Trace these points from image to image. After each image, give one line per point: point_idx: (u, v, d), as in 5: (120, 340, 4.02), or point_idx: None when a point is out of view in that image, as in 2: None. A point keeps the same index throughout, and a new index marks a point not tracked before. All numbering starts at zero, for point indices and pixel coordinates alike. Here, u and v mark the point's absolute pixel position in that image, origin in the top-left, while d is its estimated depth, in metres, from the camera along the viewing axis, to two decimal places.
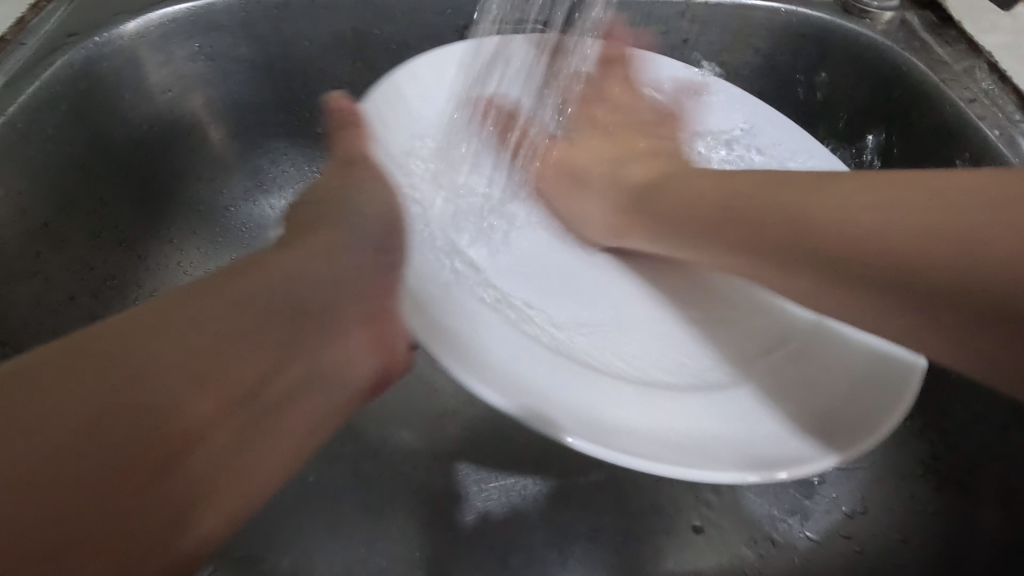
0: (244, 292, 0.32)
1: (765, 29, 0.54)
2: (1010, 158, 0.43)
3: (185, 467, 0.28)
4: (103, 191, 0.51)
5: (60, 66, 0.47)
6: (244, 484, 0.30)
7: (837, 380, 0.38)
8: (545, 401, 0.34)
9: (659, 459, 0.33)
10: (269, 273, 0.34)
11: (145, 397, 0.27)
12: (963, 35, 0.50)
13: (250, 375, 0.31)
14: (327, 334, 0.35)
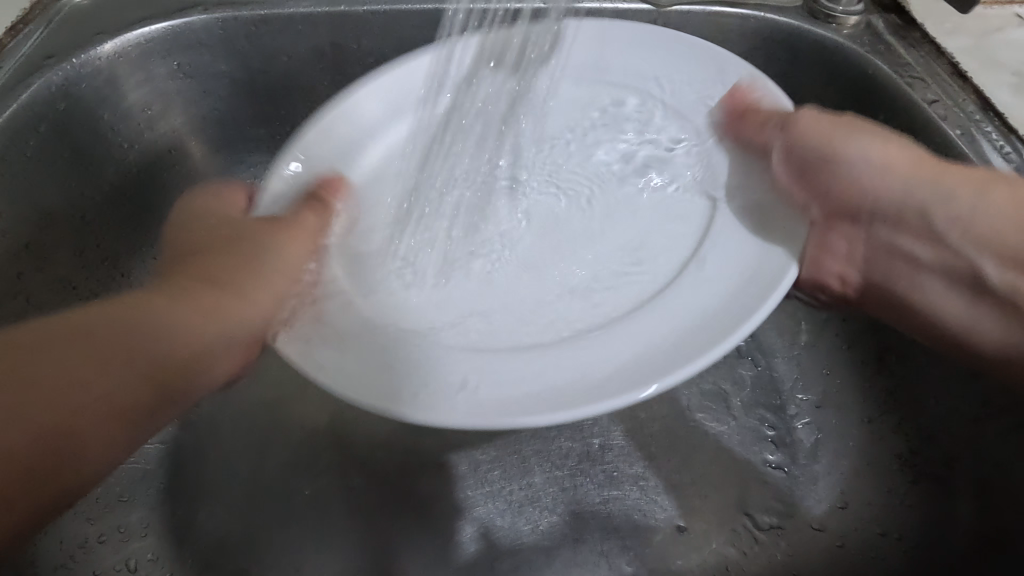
0: (163, 302, 0.35)
1: (736, 35, 0.55)
2: (972, 156, 0.44)
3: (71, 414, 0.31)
4: (86, 209, 0.52)
5: (39, 87, 0.47)
6: (101, 454, 0.32)
7: (754, 267, 0.37)
8: (478, 407, 0.33)
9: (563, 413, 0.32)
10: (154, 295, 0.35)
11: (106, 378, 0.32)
12: (926, 37, 0.51)
13: (120, 366, 0.32)
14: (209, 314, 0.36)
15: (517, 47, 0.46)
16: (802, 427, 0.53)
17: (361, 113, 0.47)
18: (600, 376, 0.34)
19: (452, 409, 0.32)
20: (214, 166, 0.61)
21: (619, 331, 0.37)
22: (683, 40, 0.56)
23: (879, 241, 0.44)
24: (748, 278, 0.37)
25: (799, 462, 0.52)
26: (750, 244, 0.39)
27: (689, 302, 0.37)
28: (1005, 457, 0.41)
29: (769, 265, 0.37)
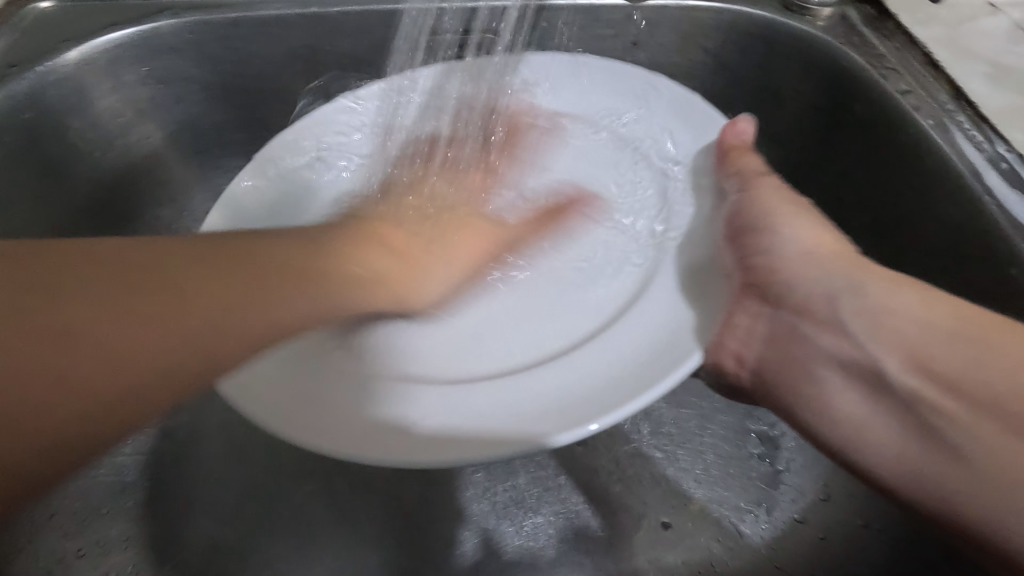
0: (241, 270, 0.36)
1: (712, 29, 0.55)
2: (945, 147, 0.45)
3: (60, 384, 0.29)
4: (57, 218, 0.51)
5: (4, 96, 0.47)
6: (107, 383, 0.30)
7: (660, 349, 0.37)
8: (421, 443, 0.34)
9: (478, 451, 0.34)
10: (328, 272, 0.40)
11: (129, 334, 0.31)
12: (900, 28, 0.52)
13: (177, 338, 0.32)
14: (342, 290, 0.40)
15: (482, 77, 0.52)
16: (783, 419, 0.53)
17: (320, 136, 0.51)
18: (528, 413, 0.36)
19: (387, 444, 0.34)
20: (189, 174, 0.60)
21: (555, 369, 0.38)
22: (660, 34, 0.56)
23: (784, 321, 0.44)
24: (657, 355, 0.37)
25: (783, 455, 0.52)
26: (653, 327, 0.39)
27: (609, 359, 0.38)
28: None
29: (669, 345, 0.37)
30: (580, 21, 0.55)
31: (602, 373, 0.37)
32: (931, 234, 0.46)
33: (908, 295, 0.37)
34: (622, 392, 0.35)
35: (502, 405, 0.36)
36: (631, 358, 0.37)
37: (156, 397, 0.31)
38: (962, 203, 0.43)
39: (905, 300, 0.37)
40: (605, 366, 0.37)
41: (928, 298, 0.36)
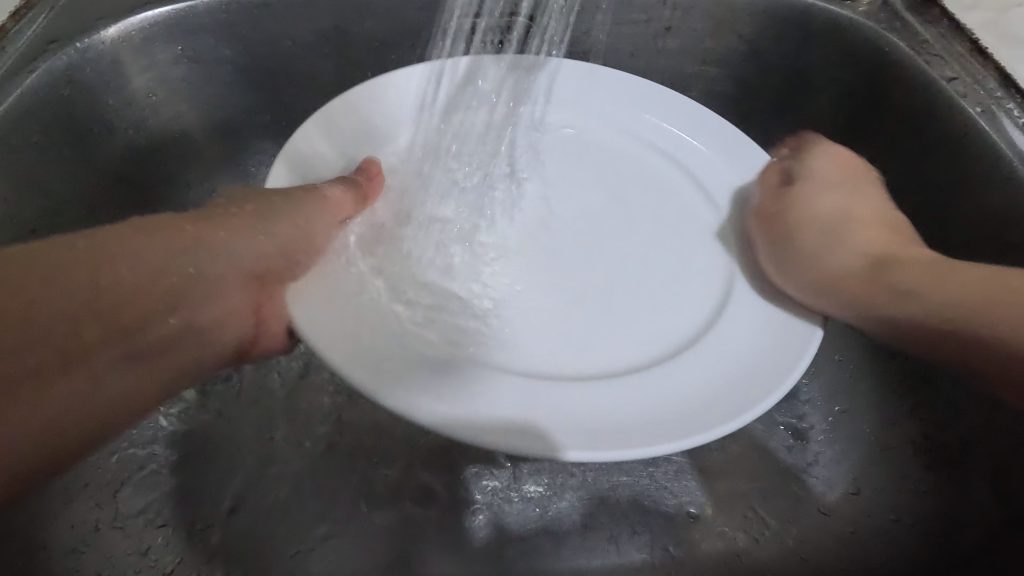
0: (126, 251, 0.37)
1: (748, 15, 0.53)
2: (993, 135, 0.44)
3: (83, 390, 0.35)
4: (90, 195, 0.52)
5: (44, 72, 0.47)
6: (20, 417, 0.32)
7: (758, 365, 0.38)
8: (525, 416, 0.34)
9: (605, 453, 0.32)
10: (183, 223, 0.40)
11: (51, 329, 0.34)
12: (945, 14, 0.50)
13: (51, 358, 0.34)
14: (253, 235, 0.40)
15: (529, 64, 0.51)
16: (810, 412, 0.53)
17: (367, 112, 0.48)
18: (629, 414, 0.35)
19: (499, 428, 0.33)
20: (218, 155, 0.61)
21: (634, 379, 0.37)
22: (695, 19, 0.54)
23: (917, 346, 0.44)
24: (745, 377, 0.37)
25: (812, 451, 0.51)
26: (743, 342, 0.39)
27: (695, 373, 0.38)
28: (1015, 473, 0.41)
29: (766, 364, 0.38)
30: (611, 5, 0.54)
31: (695, 403, 0.36)
32: (972, 224, 0.45)
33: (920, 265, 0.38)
34: (695, 417, 0.35)
35: (597, 413, 0.35)
36: (719, 373, 0.38)
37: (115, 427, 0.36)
38: (1010, 193, 0.43)
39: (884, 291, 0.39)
40: (681, 376, 0.38)
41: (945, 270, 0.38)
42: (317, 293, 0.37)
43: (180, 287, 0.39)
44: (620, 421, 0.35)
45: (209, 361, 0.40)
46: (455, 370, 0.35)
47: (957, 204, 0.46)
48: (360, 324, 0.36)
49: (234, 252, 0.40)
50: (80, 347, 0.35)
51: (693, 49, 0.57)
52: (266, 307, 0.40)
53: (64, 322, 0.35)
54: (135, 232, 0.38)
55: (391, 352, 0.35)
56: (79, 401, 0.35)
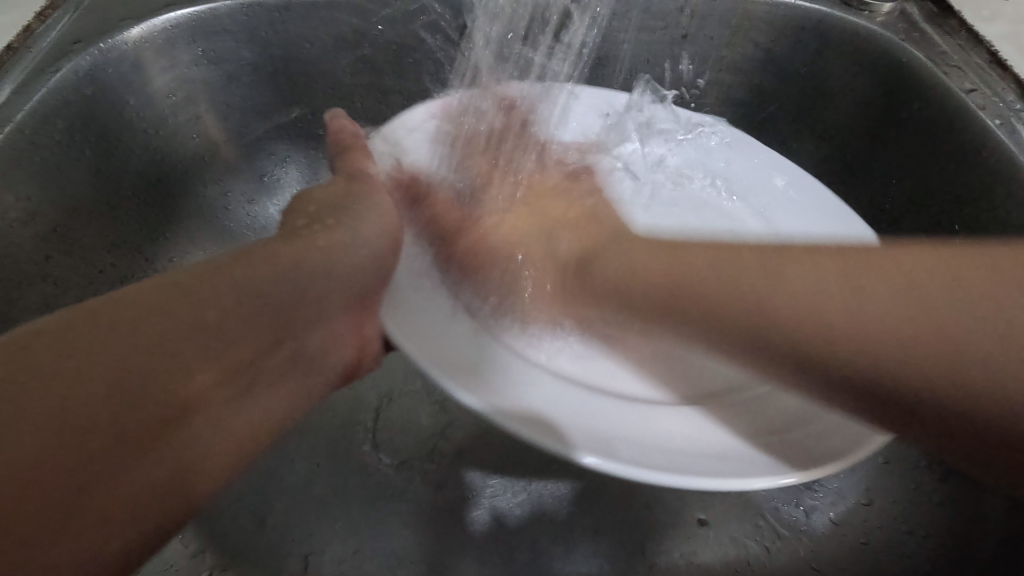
0: (248, 271, 0.33)
1: (764, 23, 0.54)
2: (1011, 146, 0.44)
3: (195, 437, 0.30)
4: (110, 194, 0.52)
5: (67, 72, 0.48)
6: (154, 463, 0.28)
7: (833, 437, 0.36)
8: (557, 415, 0.36)
9: (627, 467, 0.34)
10: (294, 245, 0.36)
11: (179, 378, 0.29)
12: (963, 25, 0.50)
13: (179, 400, 0.29)
14: (355, 253, 0.39)
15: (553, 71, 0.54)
16: None
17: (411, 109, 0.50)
18: (664, 440, 0.36)
19: (522, 411, 0.36)
20: (235, 156, 0.61)
21: (685, 416, 0.38)
22: (711, 28, 0.55)
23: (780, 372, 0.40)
24: (828, 445, 0.36)
25: None
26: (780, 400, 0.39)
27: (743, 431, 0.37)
28: None
29: (848, 436, 0.36)
30: (630, 12, 0.54)
31: (742, 436, 0.37)
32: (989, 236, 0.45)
33: (807, 301, 0.33)
34: (736, 464, 0.35)
35: (639, 429, 0.37)
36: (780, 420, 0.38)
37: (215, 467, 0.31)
38: None
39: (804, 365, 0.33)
40: (730, 424, 0.38)
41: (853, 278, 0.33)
42: (395, 308, 0.40)
43: (294, 317, 0.35)
44: (658, 442, 0.36)
45: (315, 387, 0.38)
46: (505, 374, 0.38)
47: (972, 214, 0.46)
48: (423, 332, 0.39)
49: (340, 272, 0.38)
50: (207, 396, 0.30)
51: (708, 57, 0.57)
52: (361, 327, 0.40)
53: (204, 362, 0.30)
54: (223, 266, 0.32)
55: (431, 329, 0.39)
56: (195, 455, 0.30)
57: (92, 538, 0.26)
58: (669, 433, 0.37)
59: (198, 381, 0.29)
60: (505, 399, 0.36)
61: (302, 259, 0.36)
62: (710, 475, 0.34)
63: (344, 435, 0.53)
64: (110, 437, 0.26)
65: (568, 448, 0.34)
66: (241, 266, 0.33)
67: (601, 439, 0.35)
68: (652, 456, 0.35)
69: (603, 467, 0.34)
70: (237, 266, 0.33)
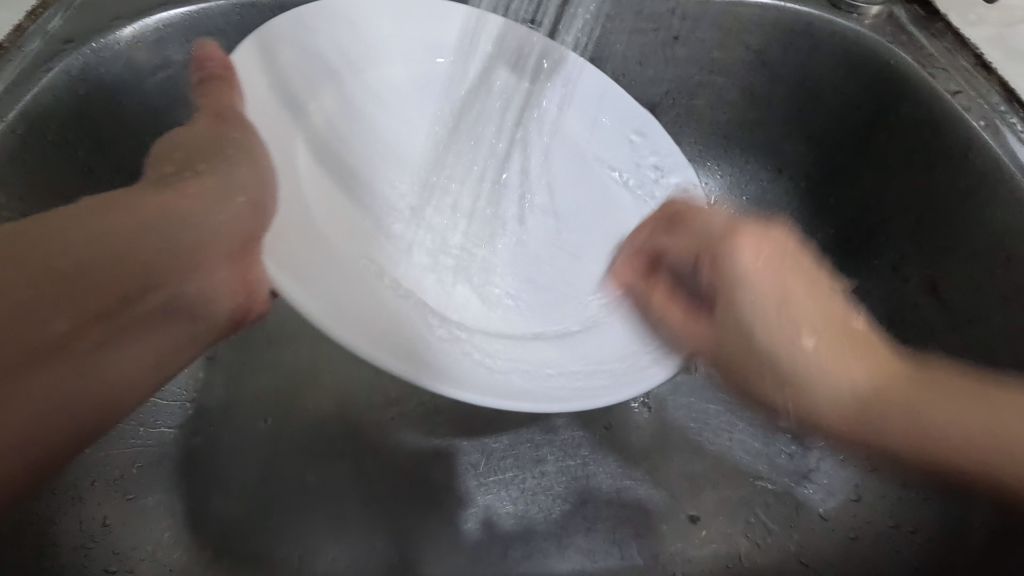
0: (106, 219, 0.36)
1: (755, 25, 0.54)
2: (995, 147, 0.45)
3: (97, 368, 0.36)
4: (104, 194, 0.52)
5: (59, 72, 0.48)
6: (32, 402, 0.33)
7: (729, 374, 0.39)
8: (498, 392, 0.39)
9: (536, 403, 0.38)
10: (148, 195, 0.39)
11: (45, 315, 0.34)
12: (950, 28, 0.51)
13: (33, 340, 0.33)
14: (225, 203, 0.40)
15: (535, 54, 0.52)
16: None
17: (385, 78, 0.51)
18: (559, 384, 0.41)
19: (449, 375, 0.38)
20: None
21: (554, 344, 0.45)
22: (704, 29, 0.55)
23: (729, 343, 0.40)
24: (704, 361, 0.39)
25: (811, 458, 0.52)
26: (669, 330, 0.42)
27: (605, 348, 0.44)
28: None
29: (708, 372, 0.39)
30: (624, 13, 0.54)
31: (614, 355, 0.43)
32: (977, 235, 0.46)
33: (944, 414, 0.34)
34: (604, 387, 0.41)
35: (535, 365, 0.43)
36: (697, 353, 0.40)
37: (102, 404, 0.36)
38: (1015, 204, 0.43)
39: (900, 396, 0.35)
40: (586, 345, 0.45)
41: (839, 348, 0.35)
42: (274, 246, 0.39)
43: (158, 260, 0.38)
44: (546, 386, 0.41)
45: (210, 331, 0.41)
46: (443, 358, 0.40)
47: (956, 215, 0.47)
48: (346, 290, 0.39)
49: (197, 218, 0.40)
50: (74, 333, 0.35)
51: (701, 59, 0.57)
52: (243, 274, 0.42)
53: (55, 305, 0.34)
54: (74, 217, 0.36)
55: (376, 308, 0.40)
56: (94, 385, 0.35)
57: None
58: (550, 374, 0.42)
59: (64, 316, 0.34)
60: (458, 388, 0.37)
61: (174, 198, 0.39)
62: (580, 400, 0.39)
63: (340, 433, 0.53)
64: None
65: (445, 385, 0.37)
66: (101, 211, 0.36)
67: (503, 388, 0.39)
68: (547, 394, 0.40)
69: (514, 406, 0.38)
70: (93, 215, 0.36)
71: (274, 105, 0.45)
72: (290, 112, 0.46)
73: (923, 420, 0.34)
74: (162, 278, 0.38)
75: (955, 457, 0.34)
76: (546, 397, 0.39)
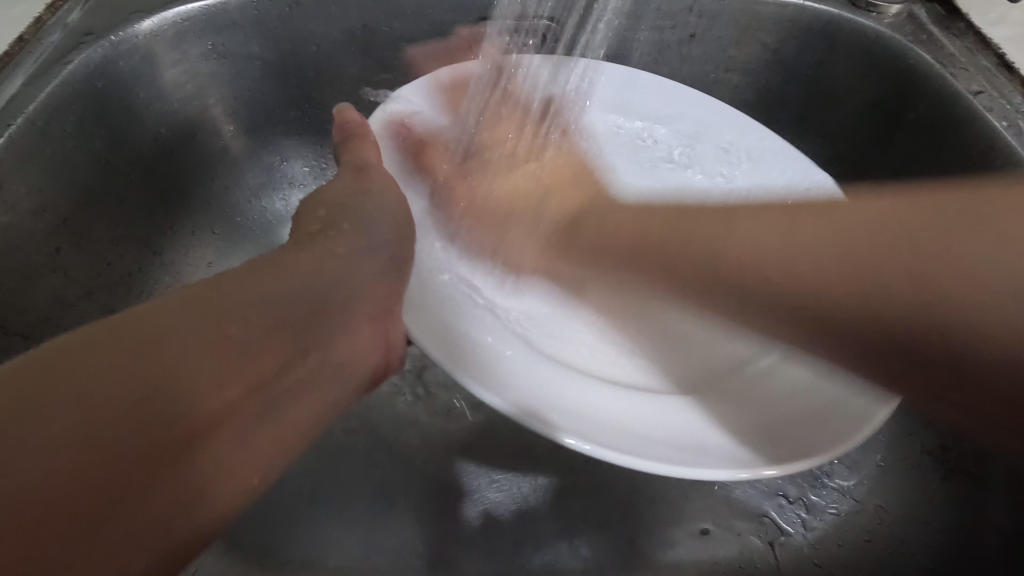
0: (251, 284, 0.32)
1: (773, 23, 0.54)
2: (1018, 146, 0.44)
3: (210, 463, 0.28)
4: (120, 187, 0.53)
5: (78, 65, 0.48)
6: (196, 496, 0.28)
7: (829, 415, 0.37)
8: (543, 400, 0.36)
9: (598, 445, 0.34)
10: (299, 257, 0.36)
11: (191, 378, 0.28)
12: (970, 28, 0.50)
13: (187, 424, 0.28)
14: (342, 258, 0.38)
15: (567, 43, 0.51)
16: None
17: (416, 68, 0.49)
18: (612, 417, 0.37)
19: (479, 373, 0.36)
20: (244, 150, 0.61)
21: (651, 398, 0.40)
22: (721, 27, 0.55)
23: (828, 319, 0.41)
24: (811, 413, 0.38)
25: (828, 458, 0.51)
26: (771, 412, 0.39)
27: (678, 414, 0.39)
28: None
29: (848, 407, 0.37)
30: (640, 11, 0.54)
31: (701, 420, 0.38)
32: None
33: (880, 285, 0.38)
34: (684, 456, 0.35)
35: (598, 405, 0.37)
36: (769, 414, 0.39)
37: (220, 500, 0.29)
38: None
39: (771, 322, 0.42)
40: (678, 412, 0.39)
41: (890, 216, 0.41)
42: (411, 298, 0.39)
43: (305, 328, 0.34)
44: (603, 413, 0.37)
45: (337, 402, 0.36)
46: (473, 344, 0.38)
47: None
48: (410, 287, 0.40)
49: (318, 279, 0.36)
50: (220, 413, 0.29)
51: (717, 57, 0.57)
52: (383, 335, 0.39)
53: (207, 377, 0.29)
54: (244, 272, 0.33)
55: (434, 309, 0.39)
56: (198, 493, 0.28)
57: (108, 575, 0.25)
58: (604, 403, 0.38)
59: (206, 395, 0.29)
60: (502, 393, 0.35)
61: (313, 264, 0.36)
62: (646, 457, 0.34)
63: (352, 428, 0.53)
64: (99, 468, 0.25)
65: (554, 430, 0.34)
66: (249, 266, 0.33)
67: (531, 404, 0.35)
68: (609, 434, 0.35)
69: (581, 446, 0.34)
70: (214, 288, 0.31)
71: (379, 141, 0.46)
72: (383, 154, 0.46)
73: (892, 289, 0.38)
74: (309, 342, 0.34)
75: (938, 307, 0.36)
76: (608, 440, 0.35)
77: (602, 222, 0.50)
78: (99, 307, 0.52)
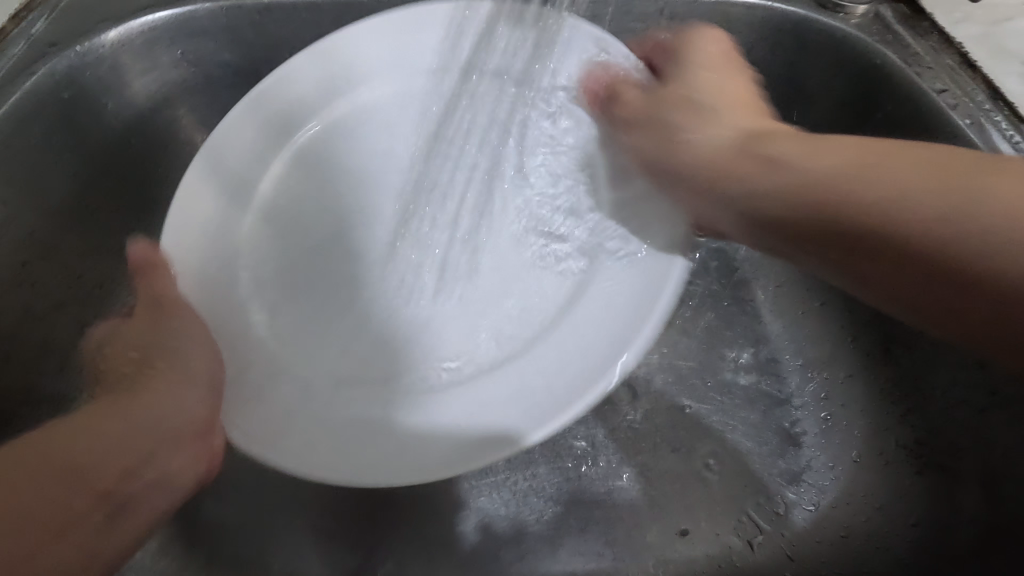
0: (54, 441, 0.32)
1: (744, 25, 0.54)
2: (981, 144, 0.45)
3: (105, 544, 0.32)
4: (90, 197, 0.53)
5: (43, 76, 0.47)
6: (99, 553, 0.32)
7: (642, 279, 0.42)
8: (472, 423, 0.39)
9: (528, 434, 0.38)
10: (118, 400, 0.36)
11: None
12: (934, 27, 0.51)
13: (50, 513, 0.30)
14: (183, 382, 0.37)
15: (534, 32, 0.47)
16: (804, 417, 0.53)
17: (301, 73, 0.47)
18: (537, 392, 0.40)
19: (413, 410, 0.40)
20: None
21: (545, 342, 0.42)
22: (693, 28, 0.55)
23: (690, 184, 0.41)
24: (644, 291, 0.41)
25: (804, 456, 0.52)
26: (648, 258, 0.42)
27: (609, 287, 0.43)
28: (1005, 467, 0.42)
29: (653, 267, 0.42)
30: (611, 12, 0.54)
31: (597, 335, 0.41)
32: None
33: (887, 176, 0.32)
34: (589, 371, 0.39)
35: (513, 391, 0.40)
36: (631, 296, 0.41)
37: (99, 563, 0.32)
38: None
39: (786, 241, 0.37)
40: (601, 296, 0.43)
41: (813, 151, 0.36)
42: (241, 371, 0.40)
43: (78, 472, 0.32)
44: (523, 399, 0.40)
45: (180, 492, 0.36)
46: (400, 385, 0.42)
47: None
48: (298, 333, 0.43)
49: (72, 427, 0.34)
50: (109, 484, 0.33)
51: None
52: (203, 440, 0.37)
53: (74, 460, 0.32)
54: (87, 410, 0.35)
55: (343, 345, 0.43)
56: (84, 562, 0.31)
57: None
58: (535, 381, 0.40)
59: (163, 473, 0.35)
60: (444, 413, 0.40)
61: (162, 357, 0.38)
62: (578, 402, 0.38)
63: None
64: None
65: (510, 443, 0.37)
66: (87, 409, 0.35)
67: (478, 414, 0.39)
68: (539, 416, 0.38)
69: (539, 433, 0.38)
70: (79, 416, 0.34)
71: (206, 185, 0.43)
72: (226, 191, 0.44)
73: (964, 203, 0.30)
74: (149, 433, 0.35)
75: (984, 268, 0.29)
76: (539, 420, 0.38)
77: (649, 137, 0.44)
78: (70, 318, 0.52)
